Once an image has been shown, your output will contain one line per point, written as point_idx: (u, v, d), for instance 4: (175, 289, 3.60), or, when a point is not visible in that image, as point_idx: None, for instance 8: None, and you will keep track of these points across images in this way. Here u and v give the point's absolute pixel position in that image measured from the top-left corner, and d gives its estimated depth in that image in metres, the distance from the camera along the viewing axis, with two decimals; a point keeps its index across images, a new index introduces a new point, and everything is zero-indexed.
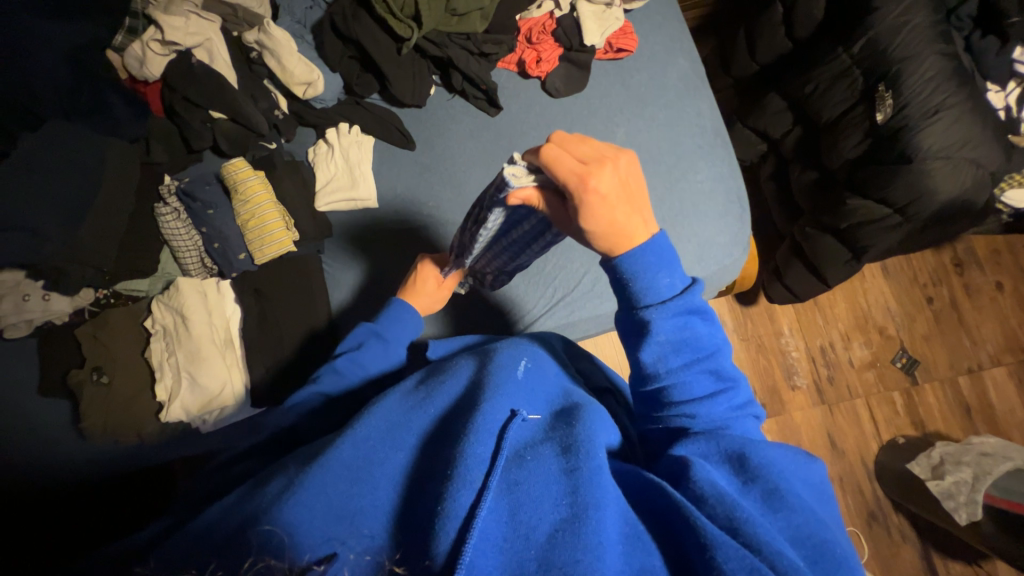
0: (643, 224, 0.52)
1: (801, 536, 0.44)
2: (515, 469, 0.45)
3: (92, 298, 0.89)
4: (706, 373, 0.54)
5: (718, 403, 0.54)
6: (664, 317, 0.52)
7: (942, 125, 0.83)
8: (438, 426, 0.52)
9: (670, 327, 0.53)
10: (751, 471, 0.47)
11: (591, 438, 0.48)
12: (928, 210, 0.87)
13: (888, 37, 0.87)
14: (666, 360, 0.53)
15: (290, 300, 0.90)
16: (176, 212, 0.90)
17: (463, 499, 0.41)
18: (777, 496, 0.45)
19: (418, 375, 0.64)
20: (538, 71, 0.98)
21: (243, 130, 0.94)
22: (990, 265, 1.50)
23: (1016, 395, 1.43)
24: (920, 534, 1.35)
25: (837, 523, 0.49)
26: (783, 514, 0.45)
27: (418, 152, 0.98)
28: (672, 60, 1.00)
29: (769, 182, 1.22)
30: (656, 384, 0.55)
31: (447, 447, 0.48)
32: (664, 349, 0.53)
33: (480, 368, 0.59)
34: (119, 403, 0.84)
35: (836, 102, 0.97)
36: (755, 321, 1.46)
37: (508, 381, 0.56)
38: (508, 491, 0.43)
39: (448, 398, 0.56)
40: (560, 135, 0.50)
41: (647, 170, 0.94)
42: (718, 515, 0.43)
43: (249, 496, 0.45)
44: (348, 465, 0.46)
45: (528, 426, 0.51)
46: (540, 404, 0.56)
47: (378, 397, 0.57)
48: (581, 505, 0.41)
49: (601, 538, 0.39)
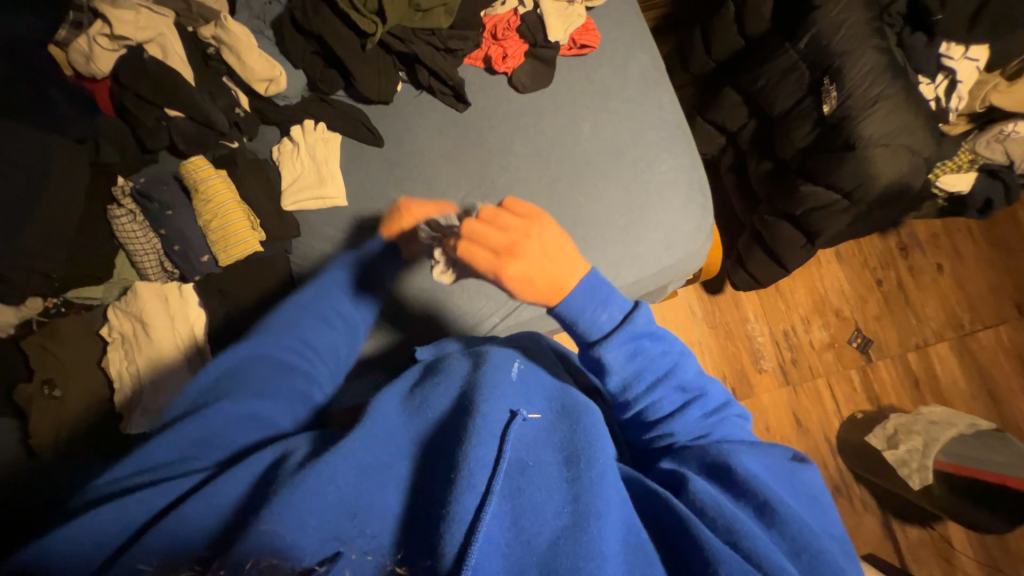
0: (572, 273, 0.55)
1: (794, 548, 0.46)
2: (517, 477, 0.46)
3: (40, 308, 0.84)
4: (673, 389, 0.58)
5: (691, 414, 0.57)
6: (615, 348, 0.55)
7: (880, 114, 0.90)
8: (434, 422, 0.53)
9: (622, 354, 0.56)
10: (738, 485, 0.50)
11: (593, 445, 0.50)
12: (870, 194, 0.93)
13: (830, 32, 0.93)
14: (632, 386, 0.57)
15: (257, 303, 0.88)
16: (132, 214, 0.86)
17: (467, 501, 0.43)
18: (768, 512, 0.48)
19: (413, 375, 0.63)
20: (504, 67, 0.99)
21: (201, 128, 0.91)
22: (930, 248, 1.62)
23: (958, 368, 1.55)
24: (880, 502, 1.43)
25: (826, 525, 0.52)
26: (776, 528, 0.47)
27: (387, 149, 0.97)
28: (633, 56, 1.03)
29: (729, 174, 1.28)
30: (631, 410, 0.59)
31: (448, 444, 0.49)
32: (626, 377, 0.57)
33: (475, 368, 0.57)
34: (75, 417, 0.79)
35: (786, 94, 1.03)
36: (722, 308, 1.52)
37: (499, 375, 0.56)
38: (512, 496, 0.45)
39: (445, 402, 0.55)
40: (468, 226, 0.54)
41: (614, 162, 0.97)
42: (716, 522, 0.46)
43: (250, 505, 0.45)
44: (356, 465, 0.47)
45: (530, 426, 0.52)
46: (537, 401, 0.56)
47: (374, 400, 0.56)
48: (588, 517, 0.43)
49: (603, 546, 0.42)
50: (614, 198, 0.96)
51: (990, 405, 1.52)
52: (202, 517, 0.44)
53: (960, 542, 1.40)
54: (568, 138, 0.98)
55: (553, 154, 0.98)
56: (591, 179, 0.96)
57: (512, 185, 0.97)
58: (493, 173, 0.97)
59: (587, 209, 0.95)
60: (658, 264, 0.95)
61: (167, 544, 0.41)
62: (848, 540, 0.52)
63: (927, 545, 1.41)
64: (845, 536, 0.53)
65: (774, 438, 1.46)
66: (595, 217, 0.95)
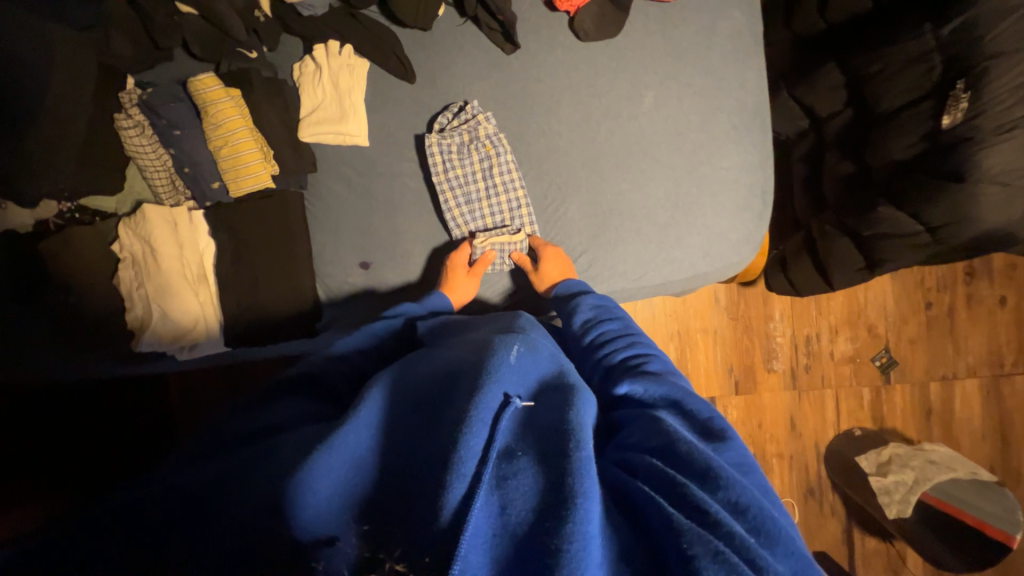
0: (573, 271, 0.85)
1: (738, 511, 0.41)
2: (505, 465, 0.42)
3: (56, 211, 0.83)
4: (635, 343, 0.65)
5: (650, 363, 0.61)
6: (588, 305, 0.73)
7: (1010, 146, 0.73)
8: (422, 405, 0.49)
9: (589, 309, 0.72)
10: (679, 456, 0.44)
11: (585, 427, 0.45)
12: (961, 236, 0.81)
13: (986, 24, 0.73)
14: (600, 328, 0.69)
15: (267, 238, 0.85)
16: (139, 126, 0.81)
17: (455, 493, 0.39)
18: (712, 477, 0.42)
19: (408, 356, 0.60)
20: (568, 6, 0.82)
21: (218, 31, 0.81)
22: (1001, 279, 1.46)
23: (978, 407, 1.47)
24: (848, 513, 1.45)
25: (764, 492, 0.47)
26: (721, 493, 0.41)
27: (418, 87, 0.87)
28: (727, 13, 0.88)
29: (800, 164, 1.09)
30: (598, 354, 0.66)
31: (436, 430, 0.45)
32: (593, 324, 0.69)
33: (476, 353, 0.54)
34: (87, 324, 0.82)
35: (901, 90, 0.85)
36: (749, 301, 1.41)
37: (494, 361, 0.51)
38: (498, 486, 0.40)
39: (436, 381, 0.52)
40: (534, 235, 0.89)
41: (671, 146, 0.87)
42: (673, 493, 0.41)
43: (230, 481, 0.42)
44: (353, 454, 0.45)
45: (523, 413, 0.48)
46: (532, 389, 0.51)
47: (367, 383, 0.52)
48: (570, 494, 0.38)
49: (588, 527, 0.37)
50: (662, 189, 0.87)
51: (998, 448, 1.47)
52: (190, 482, 0.42)
53: (913, 563, 1.44)
54: (625, 108, 0.87)
55: (604, 125, 0.87)
56: (640, 162, 0.87)
57: (550, 154, 0.87)
58: (531, 135, 0.87)
59: (627, 196, 0.87)
60: (692, 270, 0.89)
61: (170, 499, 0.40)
62: (780, 504, 0.47)
63: (880, 556, 1.45)
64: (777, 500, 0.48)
65: (764, 435, 1.43)
66: (635, 209, 0.87)
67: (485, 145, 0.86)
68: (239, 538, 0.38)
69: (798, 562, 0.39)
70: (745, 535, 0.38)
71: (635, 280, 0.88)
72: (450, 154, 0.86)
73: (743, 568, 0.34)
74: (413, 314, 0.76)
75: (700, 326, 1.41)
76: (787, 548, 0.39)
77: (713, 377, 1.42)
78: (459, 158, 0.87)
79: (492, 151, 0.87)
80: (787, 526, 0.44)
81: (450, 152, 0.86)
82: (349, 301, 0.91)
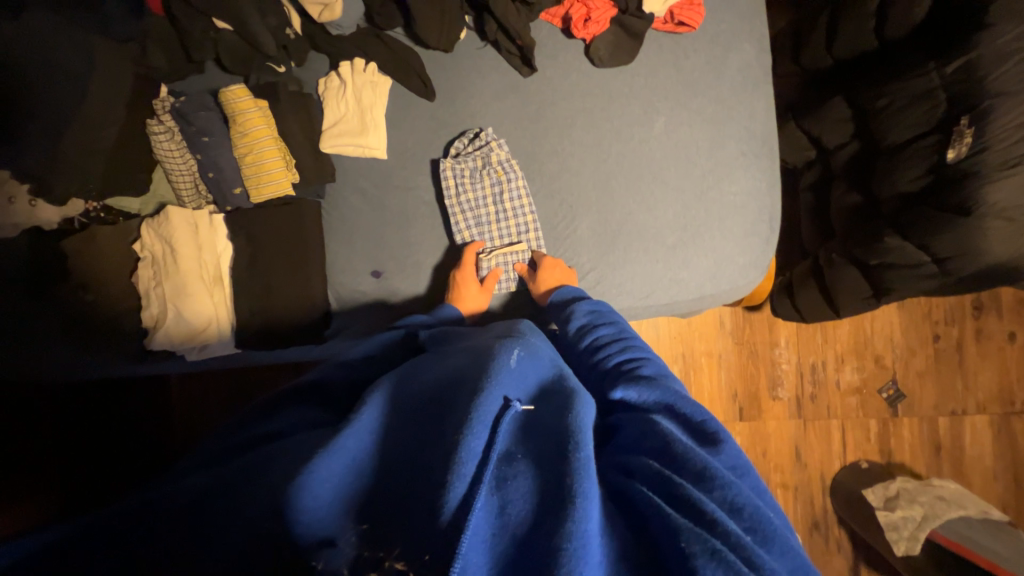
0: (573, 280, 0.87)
1: (734, 512, 0.40)
2: (505, 467, 0.42)
3: (82, 210, 0.84)
4: (630, 348, 0.65)
5: (644, 366, 0.61)
6: (583, 311, 0.74)
7: (1015, 181, 0.75)
8: (423, 410, 0.49)
9: (584, 315, 0.73)
10: (675, 457, 0.44)
11: (585, 429, 0.45)
12: (968, 268, 0.81)
13: (988, 65, 0.75)
14: (595, 334, 0.69)
15: (283, 246, 0.88)
16: (169, 132, 0.84)
17: (456, 494, 0.39)
18: (707, 477, 0.42)
19: (413, 361, 0.61)
20: (585, 33, 0.86)
21: (248, 46, 0.85)
22: (1009, 314, 1.45)
23: (989, 444, 1.44)
24: (855, 549, 1.41)
25: (759, 493, 0.47)
26: (717, 491, 0.41)
27: (437, 105, 0.90)
28: (737, 45, 0.91)
29: (806, 193, 1.11)
30: (595, 359, 0.66)
31: (438, 432, 0.45)
32: (589, 330, 0.70)
33: (477, 359, 0.54)
34: (101, 321, 0.84)
35: (906, 124, 0.88)
36: (754, 327, 1.41)
37: (495, 365, 0.50)
38: (498, 488, 0.40)
39: (437, 385, 0.52)
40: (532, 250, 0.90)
41: (680, 169, 0.89)
42: (670, 493, 0.41)
43: (239, 480, 0.41)
44: (352, 458, 0.44)
45: (523, 416, 0.48)
46: (532, 392, 0.51)
47: (368, 388, 0.52)
48: (569, 493, 0.38)
49: (588, 528, 0.36)
50: (670, 211, 0.89)
51: (1009, 488, 1.44)
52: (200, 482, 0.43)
53: None
54: (636, 132, 0.89)
55: (615, 147, 0.89)
56: (649, 184, 0.89)
57: (562, 174, 0.90)
58: (544, 154, 0.90)
59: (636, 216, 0.89)
60: (698, 290, 0.90)
61: (175, 502, 0.39)
62: (774, 504, 0.47)
63: None
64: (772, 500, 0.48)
65: (768, 464, 1.41)
66: (643, 229, 0.89)
67: (496, 171, 0.88)
68: (241, 539, 0.37)
69: (791, 560, 0.39)
70: (741, 533, 0.38)
71: (641, 298, 0.89)
72: (463, 179, 0.88)
73: (740, 567, 0.34)
74: (414, 325, 0.78)
75: (705, 350, 1.40)
76: (781, 548, 0.39)
77: (717, 402, 1.40)
78: (471, 183, 0.89)
79: (504, 177, 0.89)
80: (781, 525, 0.44)
81: (463, 177, 0.88)
82: (359, 309, 0.92)
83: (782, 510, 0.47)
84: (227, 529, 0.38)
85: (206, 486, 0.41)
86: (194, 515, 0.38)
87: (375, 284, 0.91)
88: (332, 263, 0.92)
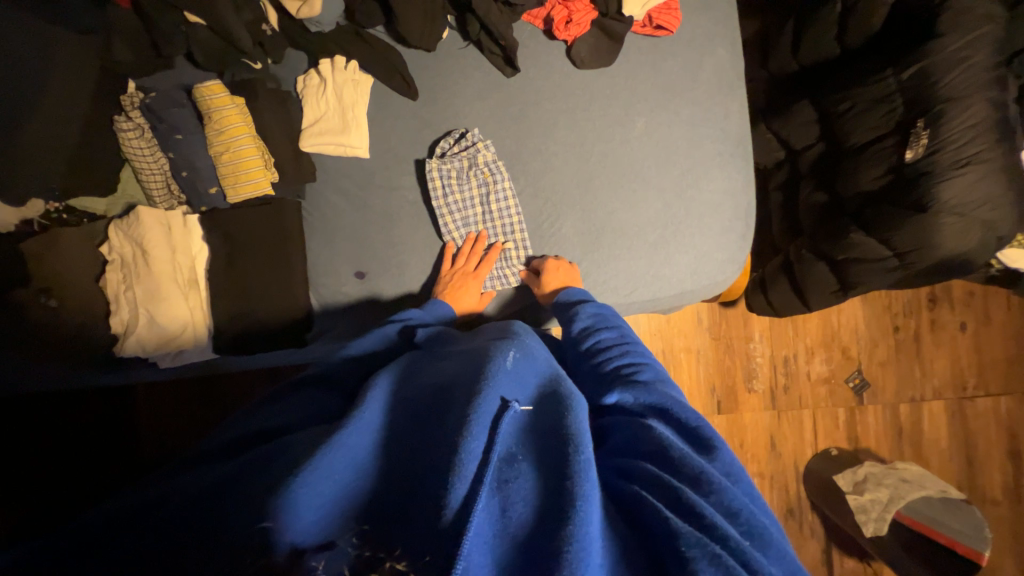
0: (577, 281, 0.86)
1: (730, 516, 0.42)
2: (506, 468, 0.42)
3: (42, 211, 0.79)
4: (631, 353, 0.66)
5: (643, 372, 0.62)
6: (587, 312, 0.75)
7: (967, 179, 0.80)
8: (422, 411, 0.49)
9: (587, 317, 0.74)
10: (672, 461, 0.46)
11: (584, 432, 0.45)
12: (925, 261, 0.87)
13: (940, 71, 0.81)
14: (597, 336, 0.70)
15: (262, 247, 0.85)
16: (139, 129, 0.81)
17: (456, 494, 0.38)
18: (703, 481, 0.43)
19: (409, 359, 0.60)
20: (566, 34, 0.87)
21: (221, 41, 0.81)
22: (960, 305, 1.55)
23: (945, 428, 1.54)
24: (827, 532, 1.47)
25: (752, 498, 0.48)
26: (713, 496, 0.42)
27: (420, 104, 0.90)
28: (711, 49, 0.95)
29: (777, 192, 1.16)
30: (595, 361, 0.67)
31: (437, 436, 0.44)
32: (592, 332, 0.71)
33: (473, 360, 0.54)
34: (67, 330, 0.80)
35: (867, 126, 0.93)
36: (730, 322, 1.46)
37: (492, 367, 0.50)
38: (499, 490, 0.40)
39: (434, 388, 0.51)
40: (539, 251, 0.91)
41: (660, 169, 0.92)
42: (667, 495, 0.42)
43: (231, 484, 0.40)
44: (355, 457, 0.43)
45: (521, 418, 0.47)
46: (530, 393, 0.51)
47: (370, 379, 0.53)
48: (570, 496, 0.39)
49: (589, 530, 0.37)
50: (652, 209, 0.91)
51: (964, 468, 1.53)
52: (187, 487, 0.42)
53: None
54: (618, 132, 0.91)
55: (598, 148, 0.91)
56: (631, 183, 0.91)
57: (546, 173, 0.91)
58: (528, 154, 0.91)
59: (619, 215, 0.91)
60: (679, 287, 0.93)
61: (168, 506, 0.38)
62: (766, 508, 0.49)
63: None
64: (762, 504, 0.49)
65: (745, 454, 1.46)
66: (626, 227, 0.91)
67: (483, 172, 0.89)
68: (231, 549, 0.35)
69: (784, 563, 0.41)
70: (738, 538, 0.39)
71: (625, 295, 0.91)
72: (450, 179, 0.88)
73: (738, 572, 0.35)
74: (416, 319, 0.76)
75: (684, 345, 1.44)
76: (774, 553, 0.41)
77: (696, 396, 1.44)
78: (458, 184, 0.89)
79: (491, 178, 0.89)
80: (774, 528, 0.45)
81: (449, 177, 0.88)
82: (342, 311, 0.90)
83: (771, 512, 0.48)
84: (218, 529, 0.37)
85: (201, 488, 0.40)
86: (188, 519, 0.37)
87: (358, 285, 0.89)
88: (313, 264, 0.90)
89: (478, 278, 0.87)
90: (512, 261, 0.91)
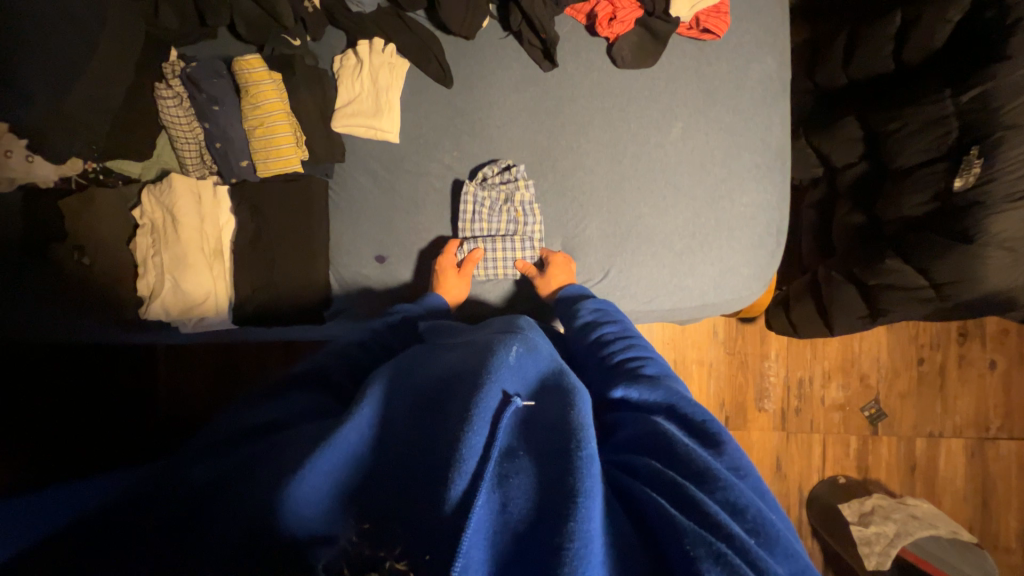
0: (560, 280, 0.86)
1: (737, 512, 0.40)
2: (506, 464, 0.41)
3: (81, 170, 0.83)
4: (638, 347, 0.65)
5: (648, 365, 0.61)
6: (588, 310, 0.75)
7: (1020, 213, 0.76)
8: (422, 401, 0.48)
9: (590, 313, 0.75)
10: (676, 456, 0.44)
11: (588, 426, 0.43)
12: (965, 295, 0.83)
13: (1004, 97, 0.76)
14: (603, 331, 0.70)
15: (287, 222, 0.86)
16: (178, 97, 0.82)
17: (456, 490, 0.38)
18: (709, 476, 0.42)
19: (410, 353, 0.59)
20: (609, 32, 0.85)
21: (264, 15, 0.81)
22: (992, 342, 1.49)
23: (962, 467, 1.48)
24: (826, 560, 1.44)
25: (762, 493, 0.46)
26: (720, 492, 0.41)
27: (454, 92, 0.89)
28: (758, 57, 0.92)
29: (810, 210, 1.12)
30: (602, 354, 0.66)
31: (440, 425, 0.44)
32: (597, 328, 0.71)
33: (478, 352, 0.52)
34: (97, 290, 0.85)
35: (917, 149, 0.88)
36: (746, 338, 1.43)
37: (493, 358, 0.48)
38: (499, 485, 0.40)
39: (437, 377, 0.50)
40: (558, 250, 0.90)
41: (693, 176, 0.89)
42: (674, 494, 0.41)
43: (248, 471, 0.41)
44: (350, 451, 0.43)
45: (524, 410, 0.46)
46: (532, 385, 0.50)
47: (367, 378, 0.50)
48: (570, 492, 0.38)
49: (591, 528, 0.36)
50: (679, 217, 0.89)
51: (978, 511, 1.48)
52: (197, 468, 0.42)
53: None
54: (653, 135, 0.89)
55: (630, 150, 0.89)
56: (662, 189, 0.89)
57: (575, 172, 0.89)
58: (558, 151, 0.89)
59: (646, 220, 0.89)
60: (701, 298, 0.91)
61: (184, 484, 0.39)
62: (775, 503, 0.47)
63: None
64: (770, 494, 0.48)
65: None
66: (653, 234, 0.89)
67: (515, 211, 0.88)
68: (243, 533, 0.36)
69: (793, 563, 0.39)
70: (747, 538, 0.38)
71: (645, 302, 0.90)
72: (481, 207, 0.88)
73: (745, 572, 0.34)
74: (410, 313, 0.78)
75: (697, 357, 1.42)
76: (785, 552, 0.39)
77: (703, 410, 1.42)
78: (488, 214, 0.88)
79: (521, 218, 0.89)
80: (784, 529, 0.43)
81: (482, 205, 0.87)
82: (359, 292, 0.91)
83: (782, 511, 0.47)
84: (232, 518, 0.38)
85: (222, 471, 0.41)
86: (210, 503, 0.39)
87: (376, 269, 0.90)
88: (334, 244, 0.91)
89: (444, 264, 0.86)
90: (513, 248, 0.89)
